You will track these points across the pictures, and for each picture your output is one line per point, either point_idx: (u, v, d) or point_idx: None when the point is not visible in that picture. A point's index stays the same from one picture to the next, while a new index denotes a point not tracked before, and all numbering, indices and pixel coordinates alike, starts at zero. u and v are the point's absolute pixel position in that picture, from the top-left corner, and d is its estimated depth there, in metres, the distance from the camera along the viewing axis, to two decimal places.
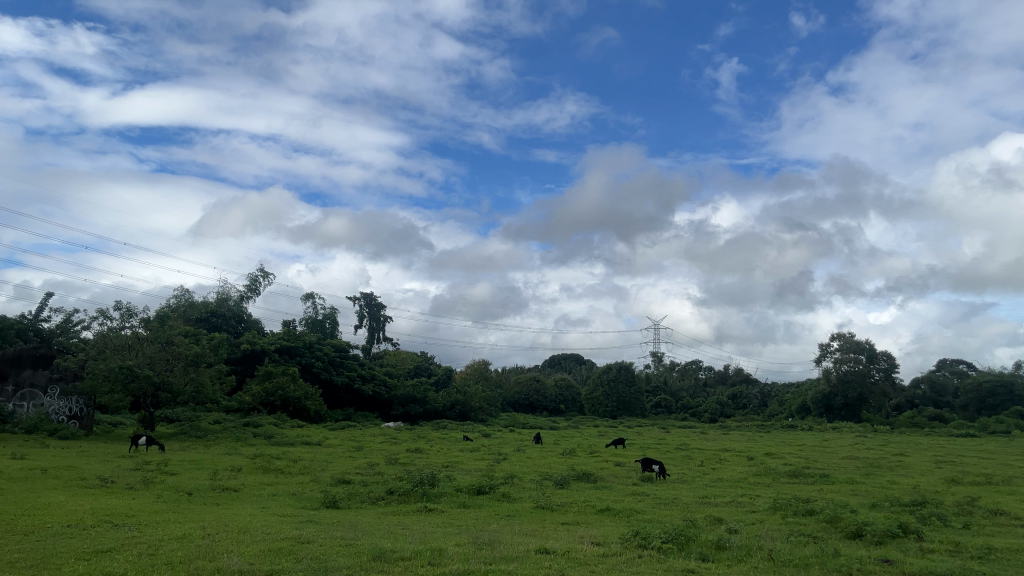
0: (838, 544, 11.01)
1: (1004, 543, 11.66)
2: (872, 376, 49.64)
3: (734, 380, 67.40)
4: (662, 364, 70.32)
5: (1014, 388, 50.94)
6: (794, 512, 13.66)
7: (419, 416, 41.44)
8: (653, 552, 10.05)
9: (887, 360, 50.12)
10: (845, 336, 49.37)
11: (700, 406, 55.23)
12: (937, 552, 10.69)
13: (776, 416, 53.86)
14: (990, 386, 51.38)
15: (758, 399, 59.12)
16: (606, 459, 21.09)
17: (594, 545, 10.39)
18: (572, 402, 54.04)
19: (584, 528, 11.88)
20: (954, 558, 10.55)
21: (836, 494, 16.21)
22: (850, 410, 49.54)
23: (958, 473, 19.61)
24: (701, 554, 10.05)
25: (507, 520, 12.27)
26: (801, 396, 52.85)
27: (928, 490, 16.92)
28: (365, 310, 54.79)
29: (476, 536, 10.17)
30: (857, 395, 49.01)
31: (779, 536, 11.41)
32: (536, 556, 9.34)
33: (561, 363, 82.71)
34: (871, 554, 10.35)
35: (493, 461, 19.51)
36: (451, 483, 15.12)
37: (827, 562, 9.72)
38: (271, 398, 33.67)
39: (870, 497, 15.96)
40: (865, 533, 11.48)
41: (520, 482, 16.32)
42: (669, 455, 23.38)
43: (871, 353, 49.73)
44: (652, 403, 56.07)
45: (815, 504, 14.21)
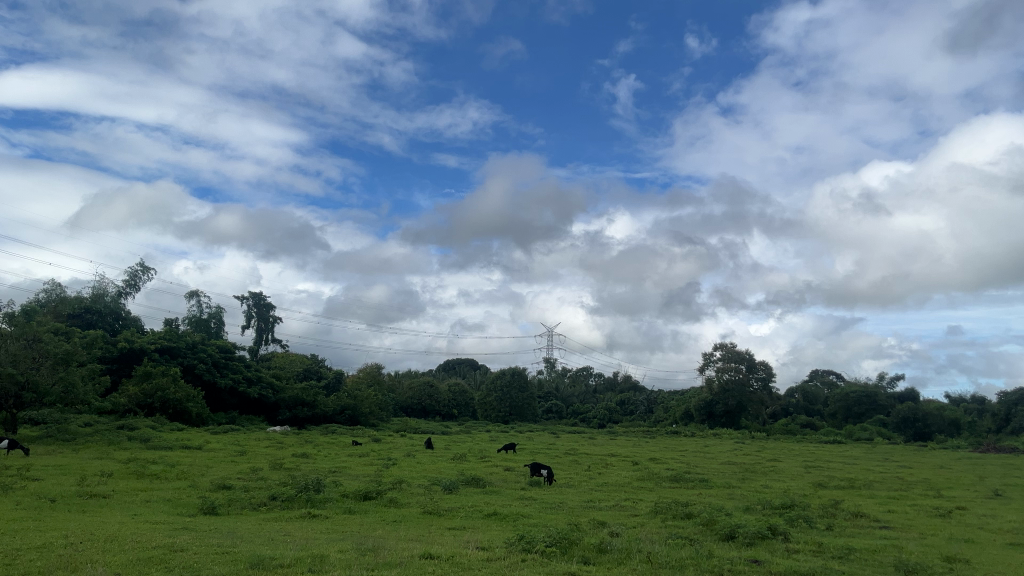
0: (712, 545, 11.48)
1: (862, 544, 12.45)
2: (751, 385, 52.01)
3: (623, 387, 69.23)
4: (555, 370, 71.42)
5: (877, 397, 54.49)
6: (673, 516, 14.16)
7: (307, 420, 40.48)
8: (536, 556, 10.22)
9: (765, 370, 52.65)
10: (727, 346, 51.52)
11: (589, 412, 56.37)
12: (802, 553, 11.33)
13: (662, 422, 55.58)
14: (856, 396, 54.76)
15: (645, 405, 60.91)
16: (496, 464, 21.22)
17: (478, 549, 10.46)
18: (465, 407, 54.05)
19: (470, 533, 11.92)
20: (817, 558, 11.18)
21: (714, 498, 16.91)
22: (731, 416, 51.68)
23: (824, 477, 20.84)
24: (583, 558, 10.27)
25: (392, 526, 12.17)
26: (685, 403, 54.74)
27: (797, 494, 17.88)
28: (253, 310, 53.13)
29: (359, 542, 10.06)
30: (736, 402, 51.19)
31: (658, 539, 11.80)
32: (419, 562, 9.32)
33: (454, 368, 82.78)
34: (741, 555, 10.86)
35: (383, 466, 19.30)
36: (337, 489, 14.90)
37: (701, 563, 10.11)
38: (150, 399, 32.10)
39: (744, 500, 16.75)
40: (737, 535, 12.00)
41: (409, 487, 16.23)
42: (558, 460, 23.79)
43: (751, 364, 51.91)
44: (543, 409, 56.79)
45: (692, 508, 14.76)
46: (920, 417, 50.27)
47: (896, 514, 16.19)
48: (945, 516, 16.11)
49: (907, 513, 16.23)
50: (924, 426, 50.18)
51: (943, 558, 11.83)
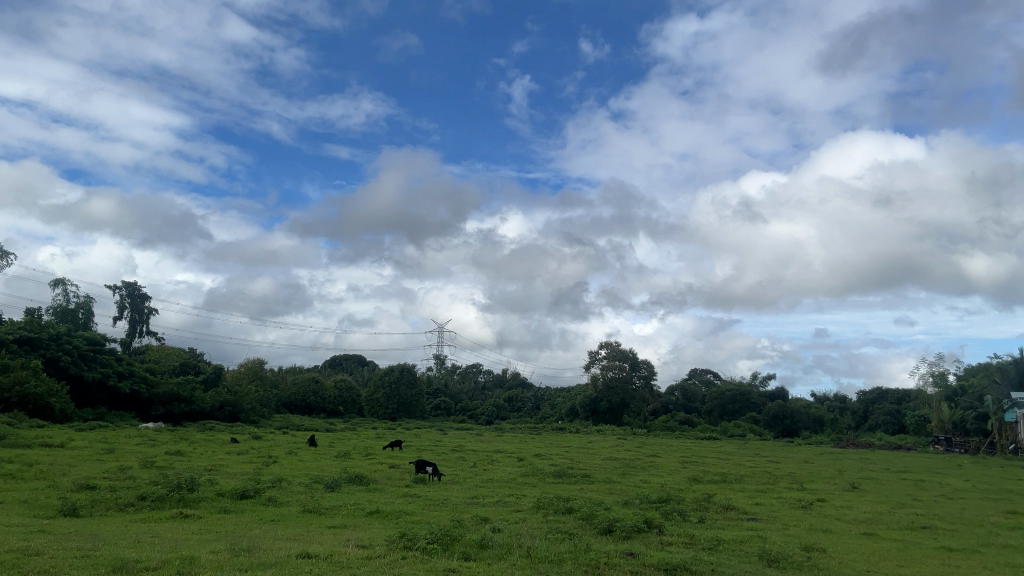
0: (591, 539, 11.76)
1: (731, 535, 13.06)
2: (634, 383, 53.69)
3: (511, 383, 69.93)
4: (444, 367, 71.32)
5: (750, 395, 57.29)
6: (555, 511, 14.43)
7: (183, 416, 38.85)
8: (417, 553, 10.18)
9: (647, 368, 54.70)
10: (613, 345, 52.98)
11: (477, 409, 56.62)
12: (674, 544, 11.80)
13: (548, 418, 56.45)
14: (731, 394, 57.39)
15: (532, 402, 61.74)
16: (380, 461, 21.00)
17: (358, 548, 10.33)
18: (351, 404, 53.17)
19: (350, 531, 11.75)
20: (688, 549, 11.68)
21: (595, 493, 17.35)
22: (614, 413, 53.09)
23: (700, 472, 21.75)
24: (464, 554, 10.31)
25: (269, 525, 11.83)
26: (570, 400, 55.82)
27: (673, 488, 18.59)
28: (126, 301, 50.43)
29: (232, 543, 9.74)
30: (619, 400, 52.65)
31: (538, 534, 11.99)
32: (296, 561, 9.12)
33: (341, 364, 81.30)
34: (618, 548, 11.21)
35: (262, 464, 18.74)
36: (213, 488, 14.36)
37: (579, 557, 10.35)
38: (6, 394, 29.95)
39: (624, 494, 17.26)
40: (615, 529, 12.37)
41: (289, 485, 15.84)
42: (443, 457, 23.79)
43: (634, 362, 53.97)
44: (431, 405, 56.58)
45: (574, 503, 15.10)
46: (788, 414, 53.20)
47: (764, 506, 17.09)
48: (807, 508, 17.14)
49: (773, 505, 17.17)
50: (791, 423, 53.17)
51: (802, 547, 12.59)
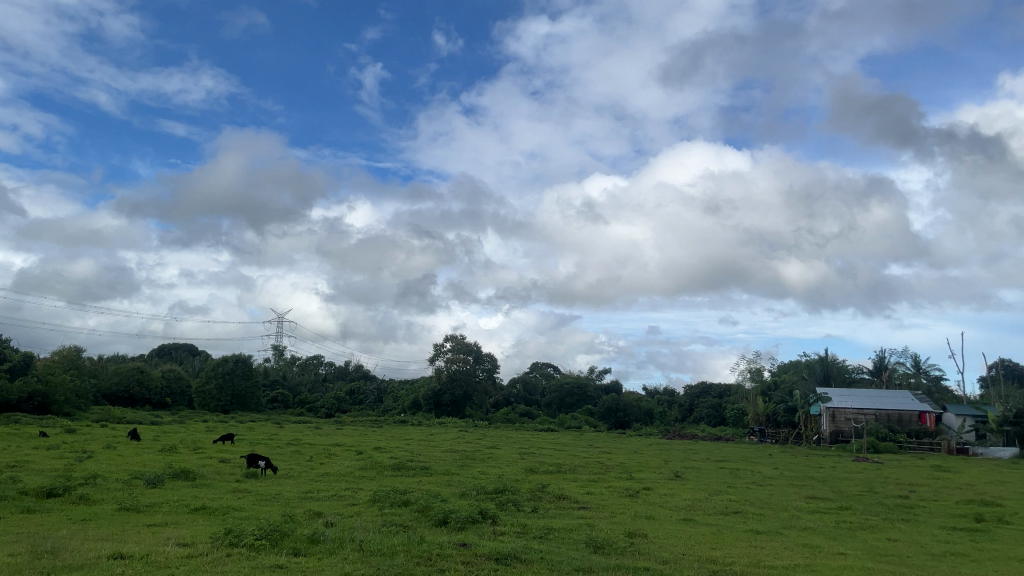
0: (424, 531, 11.81)
1: (561, 524, 13.51)
2: (477, 375, 54.40)
3: (353, 376, 68.78)
4: (283, 358, 69.03)
5: (587, 388, 59.55)
6: (391, 504, 14.35)
7: None
8: (243, 550, 9.81)
9: (490, 362, 55.61)
10: (457, 338, 53.40)
11: (317, 401, 55.24)
12: (507, 534, 12.07)
13: (390, 411, 56.00)
14: (569, 387, 59.40)
15: (374, 395, 61.04)
16: (209, 455, 20.01)
17: (178, 546, 9.80)
18: (180, 396, 50.36)
19: (170, 529, 11.15)
20: (520, 538, 11.98)
21: (432, 485, 17.41)
22: (456, 406, 53.45)
23: (536, 463, 22.34)
24: (293, 549, 10.05)
25: (80, 525, 10.99)
26: (413, 393, 55.63)
27: (509, 479, 18.98)
28: None
29: (35, 545, 8.98)
30: (462, 392, 53.08)
31: (371, 527, 11.87)
32: (107, 563, 8.54)
33: (170, 353, 76.73)
34: (451, 539, 11.31)
35: (75, 460, 17.35)
36: (14, 486, 13.15)
37: (411, 549, 10.36)
38: None
39: (461, 486, 17.43)
40: (449, 520, 12.47)
41: (104, 482, 14.76)
42: (278, 450, 23.04)
43: (477, 355, 54.69)
44: (267, 398, 54.62)
45: (410, 495, 15.07)
46: (621, 407, 55.71)
47: (594, 495, 17.82)
48: (633, 496, 18.03)
49: (603, 494, 17.95)
50: (624, 415, 55.71)
51: (626, 533, 13.24)
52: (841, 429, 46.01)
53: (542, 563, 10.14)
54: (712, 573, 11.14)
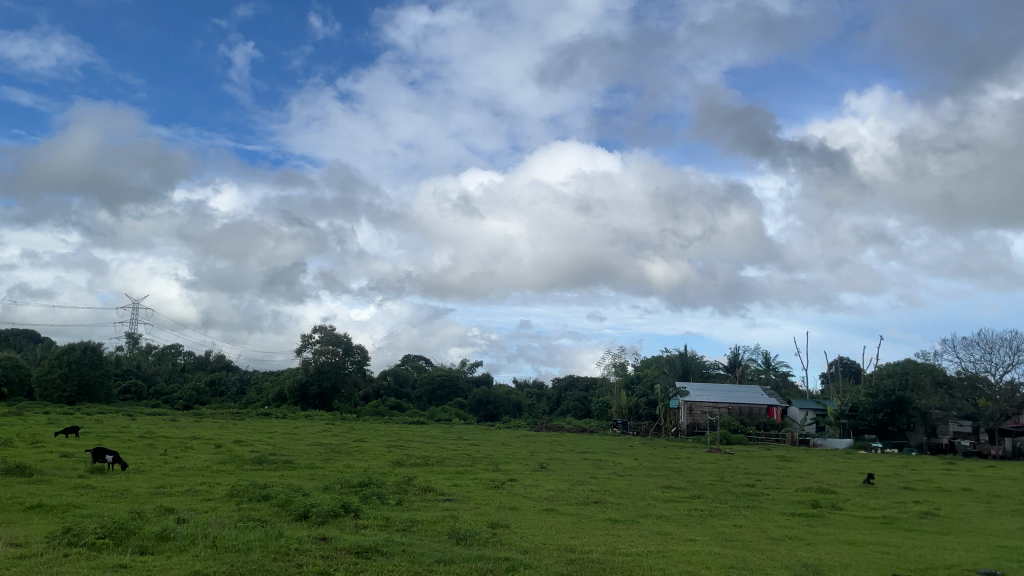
0: (283, 526, 11.52)
1: (424, 516, 13.51)
2: (346, 367, 53.55)
3: (214, 366, 65.96)
4: (137, 347, 65.26)
5: (457, 381, 59.89)
6: (249, 498, 13.90)
7: None
8: (83, 549, 9.22)
9: (360, 354, 54.86)
10: (327, 329, 52.34)
11: (174, 393, 52.60)
12: (369, 528, 11.96)
13: (253, 403, 54.12)
14: (440, 379, 59.51)
15: (236, 386, 58.83)
16: (49, 450, 18.63)
17: (9, 547, 9.10)
18: (19, 386, 46.68)
19: (1, 529, 10.35)
20: (382, 531, 11.90)
21: (295, 479, 17.00)
22: (323, 398, 52.30)
23: (404, 456, 22.23)
24: (140, 548, 9.55)
25: None
26: (278, 384, 54.01)
27: (375, 472, 18.79)
28: None
29: None
30: (330, 384, 52.06)
31: (226, 522, 11.45)
32: None
33: (8, 339, 70.91)
34: (311, 533, 11.08)
35: None
36: None
37: (268, 544, 10.08)
38: None
39: (324, 480, 17.11)
40: (310, 515, 12.22)
41: None
42: (129, 444, 21.79)
43: (347, 347, 53.80)
44: (119, 389, 51.54)
45: (270, 489, 14.65)
46: (491, 400, 56.35)
47: (460, 487, 17.94)
48: (499, 487, 18.28)
49: (469, 486, 18.09)
50: (493, 408, 56.29)
51: (489, 524, 13.43)
52: (697, 421, 48.34)
53: (402, 556, 10.12)
54: (571, 560, 11.50)
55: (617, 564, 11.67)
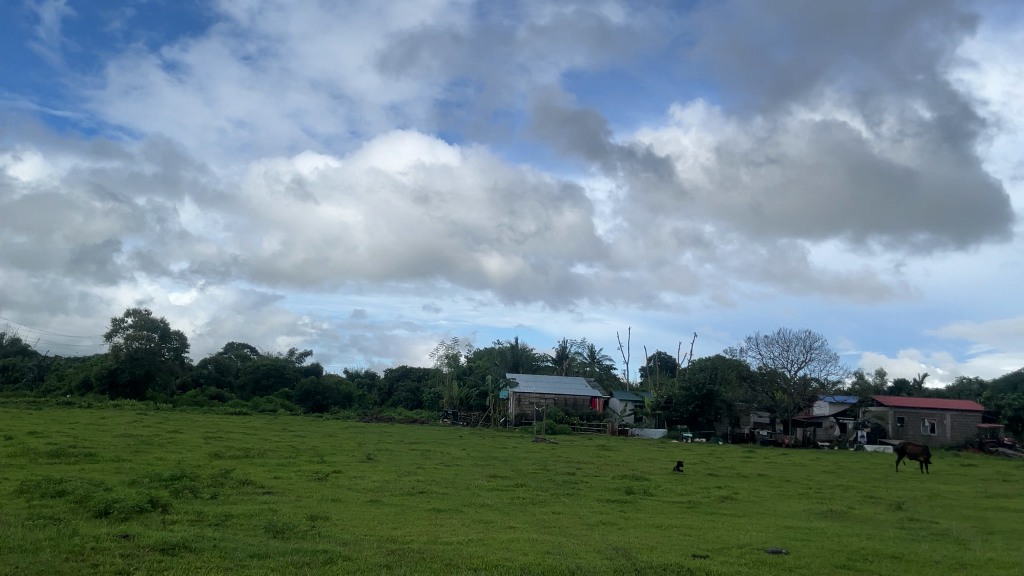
0: (81, 523, 10.71)
1: (240, 510, 13.02)
2: (162, 355, 50.47)
3: (7, 351, 59.89)
4: None
5: (285, 371, 58.09)
6: (42, 495, 12.79)
7: None
8: None
9: (178, 340, 51.88)
10: (141, 313, 49.07)
11: None
12: (179, 523, 11.37)
13: (53, 392, 49.72)
14: (266, 368, 57.44)
15: (33, 373, 53.77)
16: None
17: None
18: None
19: None
20: (192, 527, 11.35)
21: (98, 473, 15.81)
22: (135, 387, 48.92)
23: (222, 448, 21.25)
24: None
25: None
26: (84, 371, 49.96)
27: (189, 465, 17.85)
28: None
29: None
30: (143, 372, 48.82)
31: (12, 521, 10.46)
32: None
33: None
34: (112, 531, 10.37)
35: None
36: None
37: (60, 544, 9.33)
38: None
39: (132, 474, 16.02)
40: (112, 511, 11.44)
41: None
42: None
43: (164, 333, 50.70)
44: None
45: (68, 485, 13.55)
46: (319, 390, 55.05)
47: (281, 479, 17.42)
48: (322, 479, 17.92)
49: (291, 478, 17.61)
50: (321, 399, 55.04)
51: (308, 517, 13.15)
52: (525, 412, 49.64)
53: (213, 551, 9.71)
54: (390, 551, 11.48)
55: (439, 553, 11.81)
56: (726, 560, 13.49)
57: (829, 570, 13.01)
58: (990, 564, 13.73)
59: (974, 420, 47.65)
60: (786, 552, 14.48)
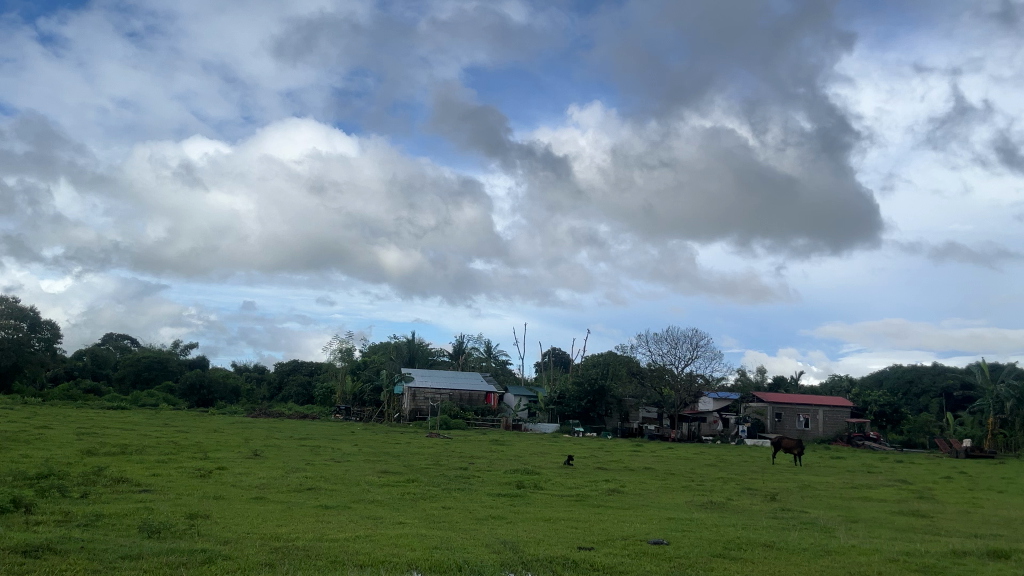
0: None
1: (113, 509, 12.44)
2: (31, 345, 47.54)
3: None
4: None
5: (168, 364, 55.80)
6: None
7: None
8: None
9: (49, 330, 48.99)
10: (8, 301, 46.07)
11: None
12: (44, 524, 10.76)
13: None
14: (148, 361, 54.99)
15: None
16: None
17: None
18: None
19: None
20: (59, 528, 10.76)
21: None
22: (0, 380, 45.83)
23: (96, 444, 20.20)
24: None
25: None
26: None
27: (59, 462, 16.89)
28: None
29: None
30: (10, 363, 45.79)
31: None
32: None
33: None
34: None
35: None
36: None
37: None
38: None
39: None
40: None
41: None
42: None
43: (34, 322, 47.76)
44: None
45: None
46: (205, 384, 53.15)
47: (160, 477, 16.72)
48: (204, 476, 17.32)
49: (171, 475, 16.94)
50: (207, 393, 53.15)
51: (188, 515, 12.70)
52: (419, 407, 49.45)
53: (81, 553, 9.27)
54: (274, 549, 11.24)
55: (324, 550, 11.62)
56: (610, 552, 13.87)
57: (706, 559, 13.59)
58: (853, 550, 14.68)
59: (844, 415, 50.65)
60: (667, 543, 15.01)
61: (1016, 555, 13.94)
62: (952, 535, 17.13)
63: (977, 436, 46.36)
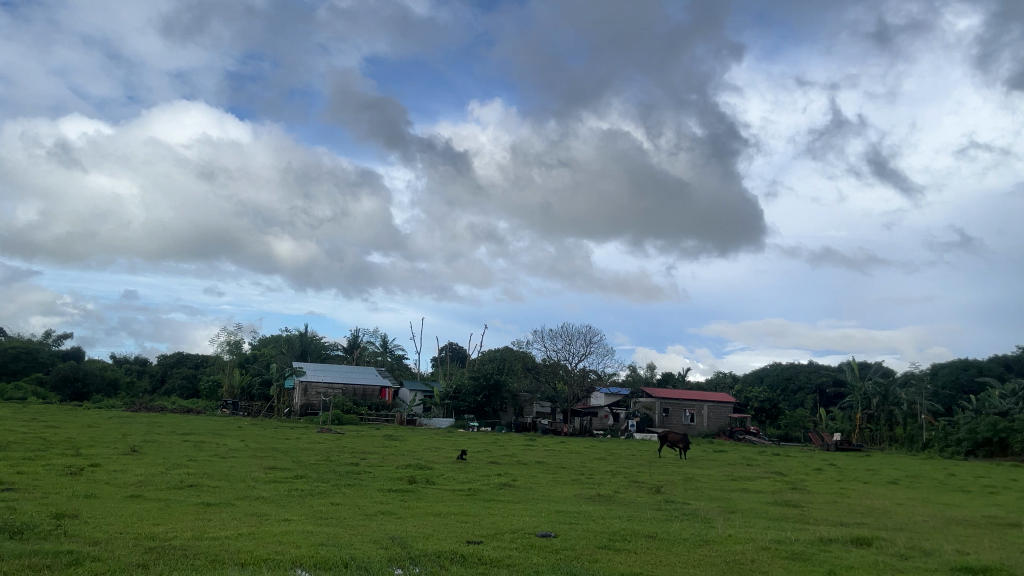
0: None
1: None
2: None
3: None
4: None
5: (38, 354, 52.59)
6: None
7: None
8: None
9: None
10: None
11: None
12: None
13: None
14: (16, 352, 51.64)
15: None
16: None
17: None
18: None
19: None
20: None
21: None
22: None
23: None
24: None
25: None
26: None
27: None
28: None
29: None
30: None
31: None
32: None
33: None
34: None
35: None
36: None
37: None
38: None
39: None
40: None
41: None
42: None
43: None
44: None
45: None
46: (80, 376, 50.38)
47: (26, 475, 15.74)
48: (77, 474, 16.44)
49: (39, 474, 15.98)
50: (82, 386, 50.42)
51: (56, 515, 12.04)
52: (311, 402, 48.49)
53: None
54: (149, 549, 10.80)
55: (203, 549, 11.24)
56: (498, 545, 14.01)
57: (593, 551, 13.93)
58: (730, 539, 15.37)
59: (726, 410, 53.00)
60: (554, 535, 15.30)
61: (876, 541, 14.95)
62: (819, 524, 18.19)
63: (846, 430, 49.40)
